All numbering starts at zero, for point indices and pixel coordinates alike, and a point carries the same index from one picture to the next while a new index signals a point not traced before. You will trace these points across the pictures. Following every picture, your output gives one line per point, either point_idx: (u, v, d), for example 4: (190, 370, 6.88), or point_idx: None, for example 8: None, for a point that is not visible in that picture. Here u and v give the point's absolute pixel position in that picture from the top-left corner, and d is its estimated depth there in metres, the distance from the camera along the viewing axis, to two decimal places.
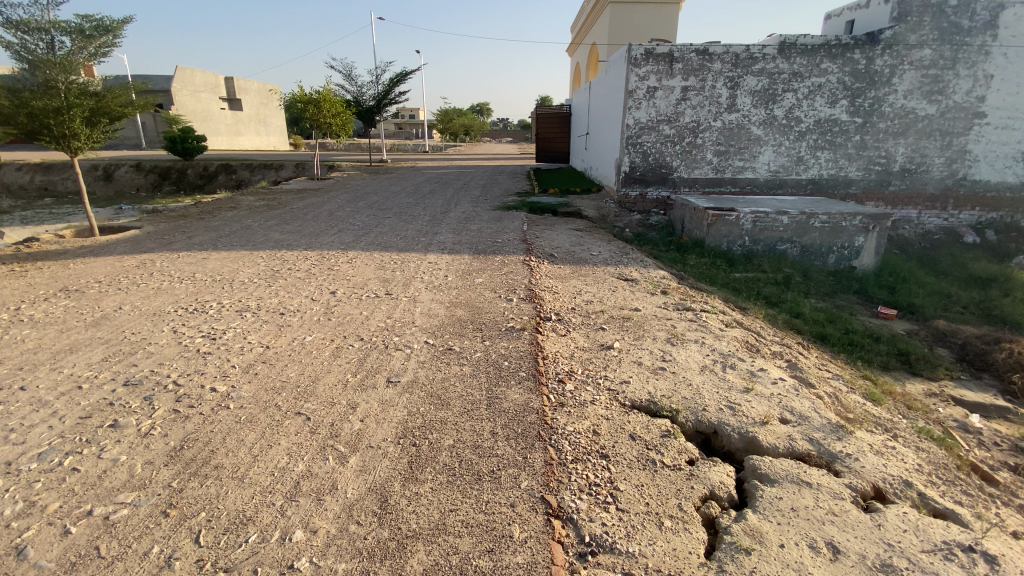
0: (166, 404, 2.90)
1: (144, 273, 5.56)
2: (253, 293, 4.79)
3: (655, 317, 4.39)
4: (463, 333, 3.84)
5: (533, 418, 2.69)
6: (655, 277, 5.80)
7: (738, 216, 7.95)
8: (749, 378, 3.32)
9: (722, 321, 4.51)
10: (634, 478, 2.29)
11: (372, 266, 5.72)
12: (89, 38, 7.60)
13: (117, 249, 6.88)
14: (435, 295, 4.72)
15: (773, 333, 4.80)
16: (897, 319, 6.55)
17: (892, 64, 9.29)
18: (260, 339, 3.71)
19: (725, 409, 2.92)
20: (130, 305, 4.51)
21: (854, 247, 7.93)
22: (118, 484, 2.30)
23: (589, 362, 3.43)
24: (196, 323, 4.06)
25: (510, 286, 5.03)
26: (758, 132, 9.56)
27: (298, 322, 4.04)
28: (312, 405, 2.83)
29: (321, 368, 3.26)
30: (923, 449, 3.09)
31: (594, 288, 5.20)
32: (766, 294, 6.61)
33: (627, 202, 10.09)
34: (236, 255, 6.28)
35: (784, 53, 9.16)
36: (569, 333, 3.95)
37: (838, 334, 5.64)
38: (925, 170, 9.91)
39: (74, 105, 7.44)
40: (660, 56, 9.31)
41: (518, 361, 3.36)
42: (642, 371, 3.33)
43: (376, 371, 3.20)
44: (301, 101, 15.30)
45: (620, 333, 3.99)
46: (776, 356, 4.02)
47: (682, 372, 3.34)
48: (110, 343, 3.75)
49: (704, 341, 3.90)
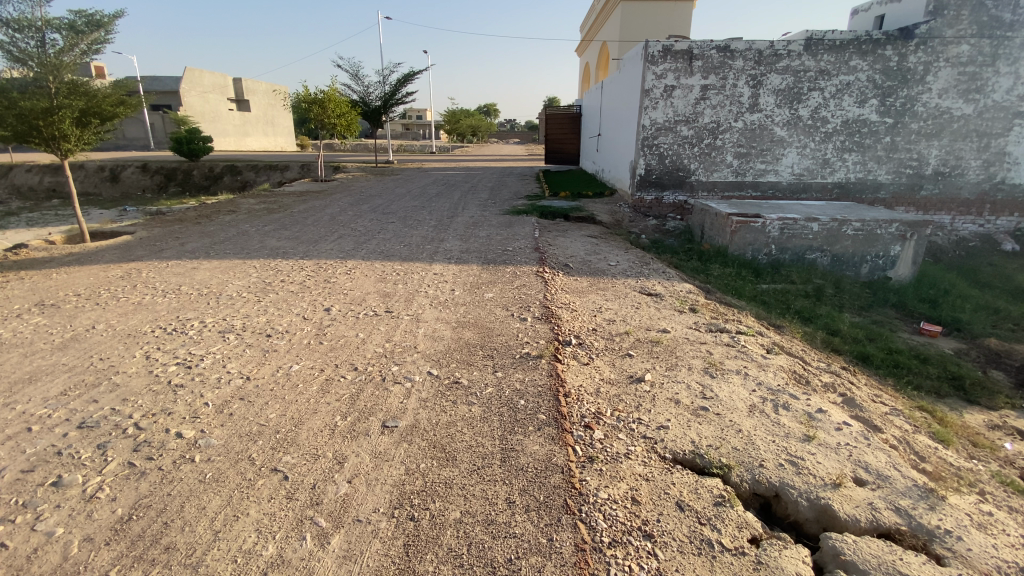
0: (122, 454, 2.41)
1: (128, 285, 5.12)
2: (241, 309, 4.34)
3: (686, 341, 3.90)
4: (471, 361, 3.36)
5: (558, 480, 2.23)
6: (680, 291, 5.32)
7: (765, 222, 7.42)
8: (807, 423, 2.85)
9: (761, 346, 4.02)
10: (689, 570, 1.84)
11: (372, 279, 5.26)
12: (82, 34, 7.12)
13: (105, 257, 6.45)
14: (441, 313, 4.25)
15: (818, 357, 4.31)
16: (942, 337, 6.03)
17: (927, 61, 8.78)
18: (240, 370, 3.24)
19: (785, 467, 2.46)
20: (105, 323, 4.05)
21: (889, 257, 7.43)
22: (48, 569, 1.82)
23: (617, 400, 2.95)
24: (172, 347, 3.59)
25: (523, 302, 4.55)
26: (782, 132, 9.05)
27: (285, 347, 3.58)
28: (291, 459, 2.38)
29: (305, 409, 2.79)
30: (1019, 511, 2.63)
31: (616, 305, 4.71)
32: (798, 308, 6.11)
33: (642, 207, 9.57)
34: (227, 264, 5.84)
35: (810, 50, 8.65)
36: (593, 362, 3.46)
37: (882, 355, 5.16)
38: (960, 173, 9.37)
39: (63, 106, 7.05)
40: (678, 54, 8.80)
41: (535, 400, 2.87)
42: (682, 412, 2.85)
43: (369, 414, 2.73)
44: (306, 101, 14.89)
45: (650, 362, 3.50)
46: (828, 390, 3.52)
47: (728, 414, 2.87)
48: (74, 369, 3.26)
49: (748, 371, 3.42)
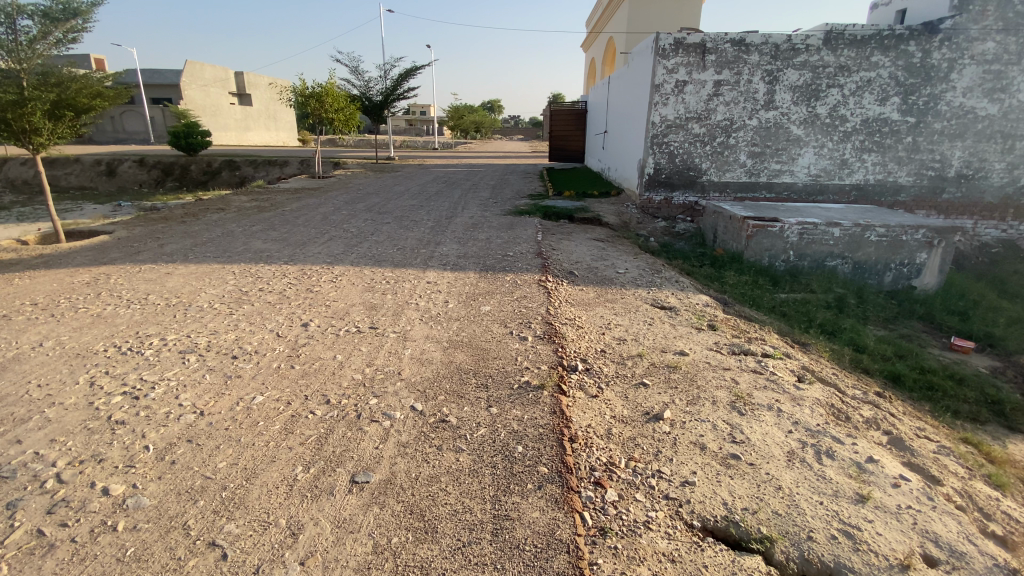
0: (32, 518, 2.01)
1: (92, 293, 4.69)
2: (209, 324, 3.89)
3: (708, 366, 3.46)
4: (462, 393, 2.90)
5: (562, 565, 1.79)
6: (696, 304, 4.88)
7: (782, 227, 6.96)
8: (857, 477, 2.38)
9: (792, 372, 3.57)
10: None
11: (360, 288, 4.81)
12: (56, 22, 6.68)
13: (77, 260, 6.01)
14: (431, 331, 3.80)
15: (852, 384, 3.85)
16: (975, 354, 5.56)
17: (951, 58, 8.30)
18: (193, 402, 2.79)
19: (839, 541, 2.00)
20: (54, 340, 3.63)
21: (915, 265, 6.97)
22: None
23: (632, 446, 2.50)
24: (121, 371, 3.15)
25: (523, 318, 4.09)
26: (798, 131, 8.58)
27: (251, 372, 3.13)
28: (234, 528, 1.93)
29: (262, 456, 2.35)
30: None
31: (626, 321, 4.26)
32: (821, 321, 5.65)
33: (651, 208, 9.10)
34: (204, 270, 5.40)
35: (830, 44, 8.17)
36: (602, 394, 3.01)
37: (914, 375, 4.71)
38: (983, 176, 8.87)
39: (33, 98, 6.62)
40: (690, 47, 8.31)
41: (535, 446, 2.42)
42: (710, 464, 2.41)
43: (337, 464, 2.29)
44: (303, 96, 14.49)
45: (669, 394, 3.05)
46: (869, 427, 3.06)
47: (763, 466, 2.43)
48: (2, 399, 2.84)
49: (781, 407, 2.97)
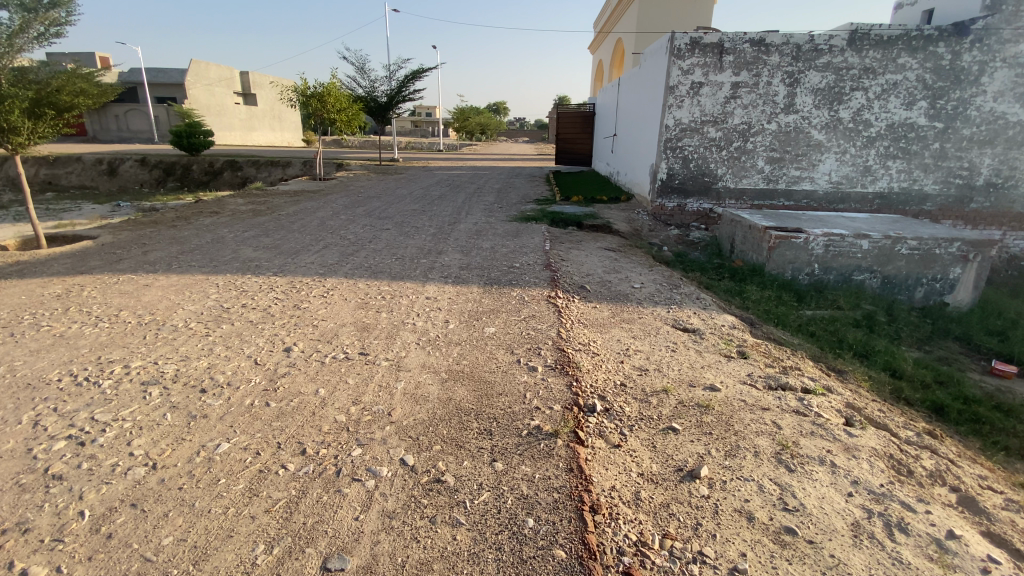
0: None
1: (60, 308, 4.28)
2: (180, 348, 3.48)
3: (743, 405, 3.03)
4: (461, 442, 2.47)
5: None
6: (720, 326, 4.45)
7: (807, 238, 6.50)
8: (941, 562, 1.95)
9: (838, 413, 3.13)
10: None
11: (352, 305, 4.40)
12: (35, 14, 6.25)
13: (54, 268, 5.61)
14: (428, 359, 3.38)
15: (901, 422, 3.41)
16: (1019, 379, 5.11)
17: (982, 60, 7.83)
18: (147, 452, 2.37)
19: None
20: (4, 366, 3.22)
21: (948, 280, 6.53)
22: None
23: (666, 518, 2.07)
24: (71, 408, 2.72)
25: (532, 342, 3.66)
26: (820, 136, 8.13)
27: (219, 411, 2.71)
28: None
29: (218, 529, 1.93)
30: None
31: (647, 347, 3.82)
32: (853, 342, 5.20)
33: (663, 215, 8.70)
34: (186, 281, 5.00)
35: (854, 45, 7.73)
36: (626, 443, 2.58)
37: (960, 406, 4.26)
38: (1014, 185, 8.40)
39: (11, 95, 6.18)
40: (707, 47, 7.89)
41: (549, 521, 1.99)
42: (762, 542, 1.98)
43: (306, 544, 1.86)
44: (304, 95, 14.09)
45: (702, 442, 2.62)
46: (934, 484, 2.63)
47: (826, 545, 1.99)
48: None
49: (834, 462, 2.54)
